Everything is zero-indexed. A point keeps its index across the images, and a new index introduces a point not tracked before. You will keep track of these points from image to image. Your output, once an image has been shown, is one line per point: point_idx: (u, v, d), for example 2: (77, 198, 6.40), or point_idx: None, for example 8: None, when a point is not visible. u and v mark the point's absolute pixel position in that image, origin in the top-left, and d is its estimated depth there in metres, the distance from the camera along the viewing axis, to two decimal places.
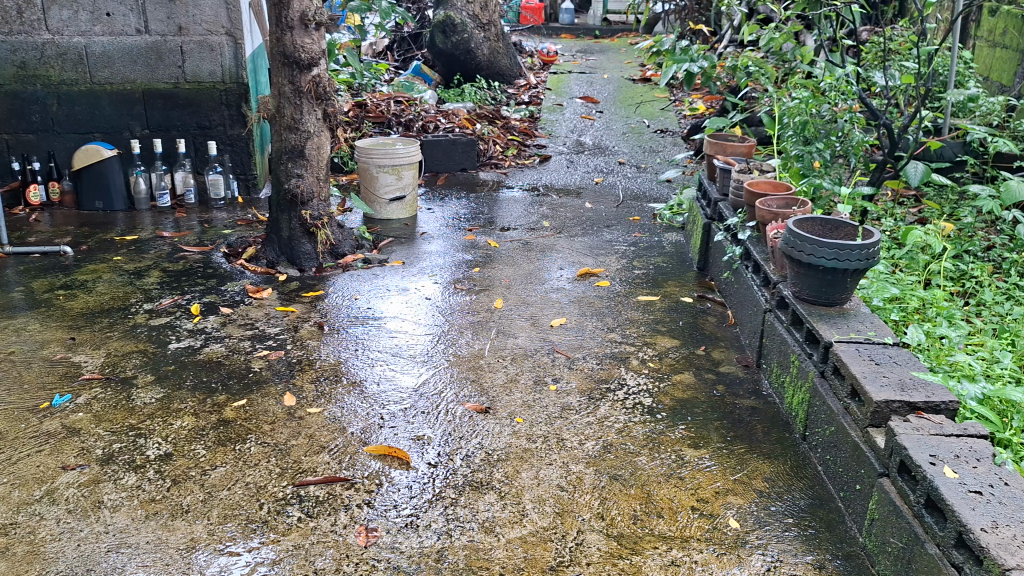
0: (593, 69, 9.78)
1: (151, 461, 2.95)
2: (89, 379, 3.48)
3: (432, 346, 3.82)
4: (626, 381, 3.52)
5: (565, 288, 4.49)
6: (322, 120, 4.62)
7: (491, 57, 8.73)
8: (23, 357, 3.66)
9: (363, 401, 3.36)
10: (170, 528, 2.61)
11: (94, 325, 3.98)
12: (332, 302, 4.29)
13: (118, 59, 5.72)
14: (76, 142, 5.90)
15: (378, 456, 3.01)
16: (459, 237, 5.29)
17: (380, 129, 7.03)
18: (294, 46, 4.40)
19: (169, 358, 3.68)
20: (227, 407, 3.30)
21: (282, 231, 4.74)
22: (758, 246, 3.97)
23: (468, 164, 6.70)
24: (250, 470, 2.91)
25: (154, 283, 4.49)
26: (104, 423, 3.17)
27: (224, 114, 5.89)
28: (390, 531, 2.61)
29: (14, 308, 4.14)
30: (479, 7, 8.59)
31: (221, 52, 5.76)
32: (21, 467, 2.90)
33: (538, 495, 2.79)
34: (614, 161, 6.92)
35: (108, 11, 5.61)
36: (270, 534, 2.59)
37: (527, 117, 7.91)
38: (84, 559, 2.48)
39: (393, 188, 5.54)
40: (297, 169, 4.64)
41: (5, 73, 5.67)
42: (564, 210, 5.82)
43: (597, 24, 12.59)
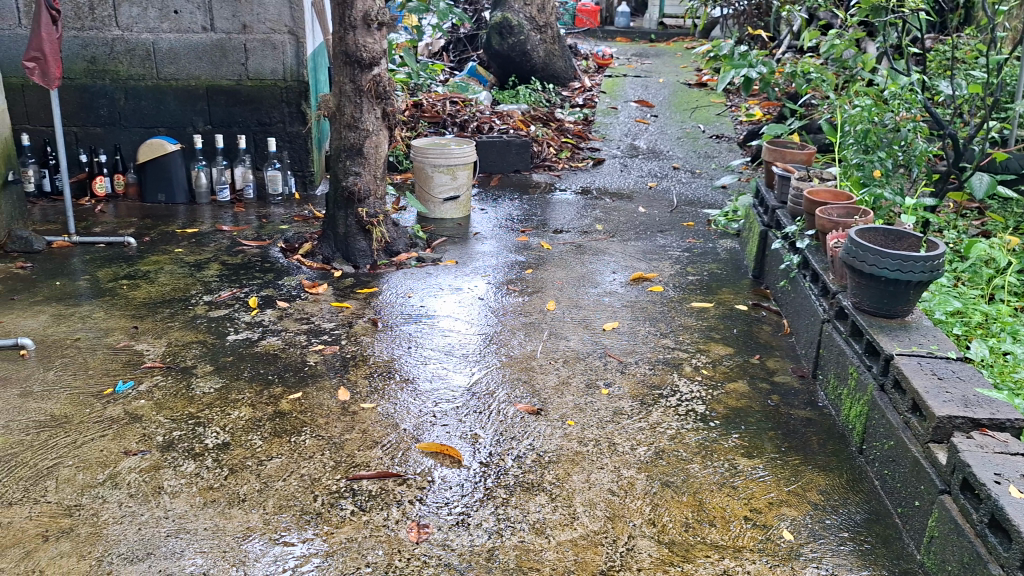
0: (648, 73, 9.72)
1: (209, 449, 3.01)
2: (151, 367, 3.57)
3: (484, 346, 3.84)
4: (678, 388, 3.50)
5: (618, 292, 4.47)
6: (381, 119, 4.68)
7: (547, 59, 8.75)
8: (88, 343, 3.76)
9: (415, 398, 3.39)
10: (227, 516, 2.66)
11: (156, 314, 4.08)
12: (385, 300, 4.33)
13: (183, 55, 5.85)
14: (141, 136, 6.05)
15: (430, 453, 3.03)
16: (512, 238, 5.31)
17: (436, 129, 7.09)
18: (355, 45, 4.46)
19: (227, 349, 3.75)
20: (283, 399, 3.35)
21: (339, 228, 4.81)
22: (816, 255, 3.91)
23: (522, 165, 6.72)
24: (305, 462, 2.95)
25: (213, 275, 4.58)
26: (165, 411, 3.24)
27: (284, 111, 5.98)
28: (441, 529, 2.63)
29: (80, 296, 4.26)
30: (536, 9, 8.60)
31: (283, 50, 5.85)
32: (86, 451, 2.98)
33: (589, 498, 2.78)
34: (669, 166, 6.88)
35: (176, 9, 5.74)
36: (324, 526, 2.63)
37: (581, 119, 7.90)
38: (144, 543, 2.54)
39: (449, 188, 5.58)
40: (355, 167, 4.70)
41: (76, 67, 5.84)
42: (617, 214, 5.80)
43: (653, 27, 12.52)
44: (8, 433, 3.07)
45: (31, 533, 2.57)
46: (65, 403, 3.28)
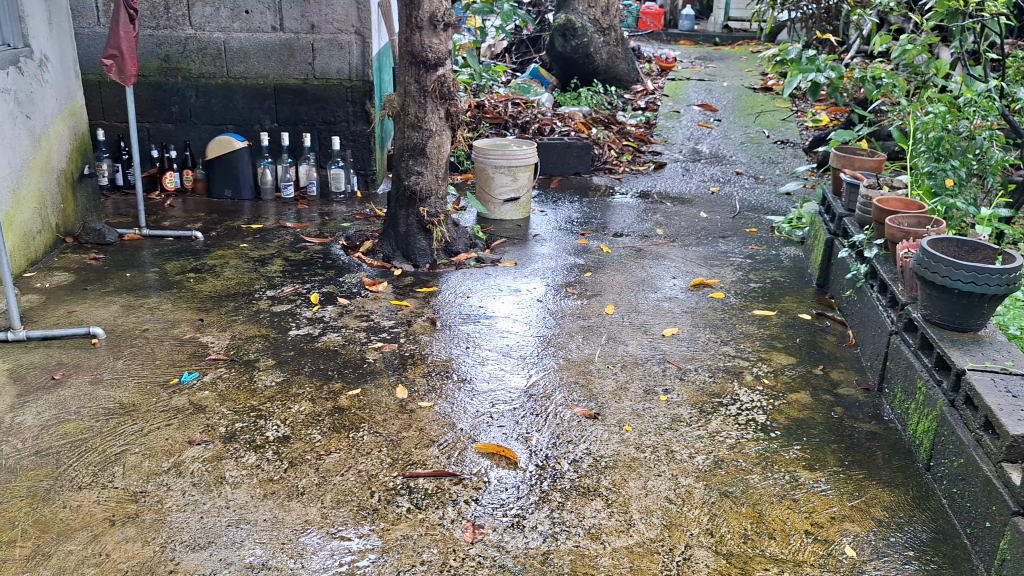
0: (712, 77, 9.61)
1: (270, 442, 3.06)
2: (215, 359, 3.64)
3: (541, 349, 3.82)
4: (739, 397, 3.44)
5: (678, 297, 4.42)
6: (444, 120, 4.70)
7: (610, 62, 8.70)
8: (156, 334, 3.85)
9: (472, 398, 3.39)
10: (286, 508, 2.70)
11: (221, 308, 4.16)
12: (444, 299, 4.35)
13: (253, 54, 5.97)
14: (210, 133, 6.18)
15: (486, 453, 3.03)
16: (571, 241, 5.29)
17: (497, 130, 7.12)
18: (421, 46, 4.49)
19: (289, 344, 3.81)
20: (342, 395, 3.39)
21: (400, 226, 4.85)
22: (885, 265, 3.81)
23: (582, 168, 6.69)
24: (362, 458, 2.98)
25: (276, 271, 4.66)
26: (228, 402, 3.31)
27: (348, 110, 6.06)
28: (496, 530, 2.63)
29: (148, 288, 4.37)
30: (600, 11, 8.57)
31: (349, 50, 5.92)
32: (151, 439, 3.06)
33: (645, 506, 2.75)
34: (732, 171, 6.79)
35: (247, 9, 5.86)
36: (381, 523, 2.64)
37: (643, 122, 7.85)
38: (206, 531, 2.59)
39: (509, 189, 5.58)
40: (417, 166, 4.73)
41: (151, 65, 6.00)
42: (678, 218, 5.74)
43: (718, 30, 12.38)
44: (79, 419, 3.16)
45: (98, 517, 2.64)
46: (134, 392, 3.37)
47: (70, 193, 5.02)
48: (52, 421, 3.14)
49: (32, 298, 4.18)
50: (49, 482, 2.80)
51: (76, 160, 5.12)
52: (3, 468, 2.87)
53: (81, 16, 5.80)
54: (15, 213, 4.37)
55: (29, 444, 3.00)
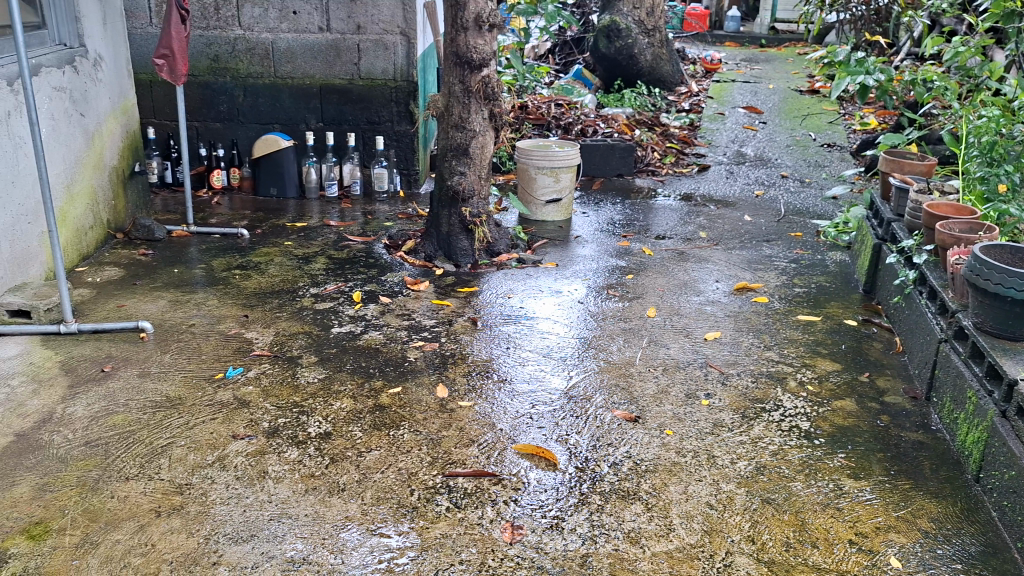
0: (758, 79, 9.50)
1: (312, 438, 3.09)
2: (259, 355, 3.69)
3: (582, 350, 3.81)
4: (782, 403, 3.40)
5: (721, 301, 4.38)
6: (488, 120, 4.71)
7: (655, 63, 8.63)
8: (202, 329, 3.92)
9: (512, 398, 3.40)
10: (327, 504, 2.73)
11: (266, 304, 4.21)
12: (485, 299, 4.36)
13: (300, 54, 6.04)
14: (257, 132, 6.27)
15: (526, 454, 3.03)
16: (613, 243, 5.27)
17: (540, 131, 7.13)
18: (466, 46, 4.50)
19: (332, 341, 3.85)
20: (383, 393, 3.41)
21: (442, 226, 4.87)
22: (935, 271, 3.74)
23: (625, 170, 6.66)
24: (402, 456, 3.00)
25: (320, 269, 4.71)
26: (272, 398, 3.35)
27: (393, 110, 6.10)
28: (535, 531, 2.63)
29: (195, 284, 4.44)
30: (645, 12, 8.54)
31: (394, 50, 5.96)
32: (197, 432, 3.11)
33: (686, 511, 2.73)
34: (777, 174, 6.70)
35: (295, 10, 5.93)
36: (420, 521, 2.66)
37: (687, 125, 7.79)
38: (249, 524, 2.62)
39: (551, 191, 5.58)
40: (460, 167, 4.75)
41: (200, 65, 6.10)
42: (721, 222, 5.68)
43: (765, 32, 12.25)
44: (128, 412, 3.22)
45: (145, 507, 2.69)
46: (180, 385, 3.43)
47: (121, 190, 5.13)
48: (101, 412, 3.21)
49: (84, 292, 4.28)
50: (97, 473, 2.86)
51: (127, 157, 5.22)
52: (54, 458, 2.93)
53: (134, 16, 5.92)
54: (68, 209, 4.47)
55: (79, 435, 3.07)
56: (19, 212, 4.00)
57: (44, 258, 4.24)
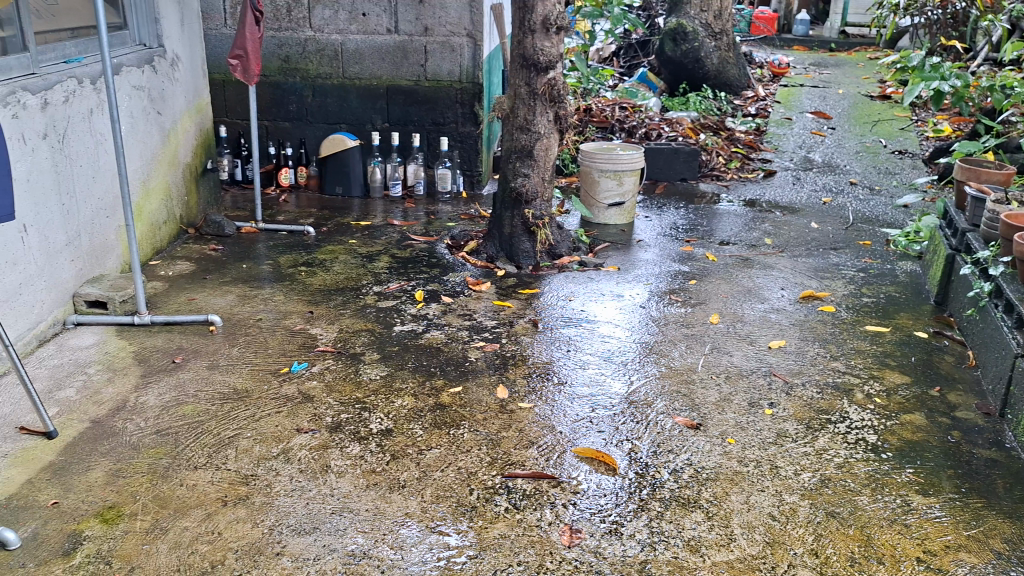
0: (827, 84, 9.32)
1: (374, 434, 3.13)
2: (323, 351, 3.75)
3: (643, 355, 3.79)
4: (848, 414, 3.33)
5: (786, 309, 4.31)
6: (553, 122, 4.72)
7: (721, 67, 8.53)
8: (268, 324, 4.00)
9: (572, 401, 3.39)
10: (388, 500, 2.76)
11: (330, 301, 4.28)
12: (547, 301, 4.36)
13: (368, 56, 6.12)
14: (325, 132, 6.37)
15: (585, 458, 3.02)
16: (676, 248, 5.22)
17: (603, 134, 7.11)
18: (534, 49, 4.51)
19: (394, 339, 3.89)
20: (443, 392, 3.44)
21: (504, 228, 4.89)
22: (1011, 284, 3.62)
23: (689, 174, 6.59)
24: (462, 455, 3.02)
25: (383, 267, 4.76)
26: (335, 393, 3.40)
27: (457, 111, 6.15)
28: (594, 535, 2.62)
29: (262, 279, 4.54)
30: (713, 16, 8.50)
31: (461, 52, 6.01)
32: (263, 425, 3.17)
33: (747, 521, 2.69)
34: (845, 181, 6.56)
35: (364, 12, 6.01)
36: (479, 521, 2.67)
37: (753, 129, 7.69)
38: (311, 517, 2.67)
39: (614, 194, 5.56)
40: (524, 168, 4.76)
41: (272, 65, 6.22)
42: (787, 228, 5.59)
43: (835, 36, 12.02)
44: (197, 402, 3.31)
45: (212, 496, 2.76)
46: (247, 378, 3.51)
47: (193, 186, 5.27)
48: (172, 402, 3.30)
49: (156, 285, 4.40)
50: (168, 461, 2.94)
51: (200, 155, 5.36)
52: (127, 445, 3.02)
53: (209, 18, 6.07)
54: (144, 204, 4.61)
55: (151, 423, 3.16)
56: (98, 206, 4.14)
57: (120, 251, 4.38)
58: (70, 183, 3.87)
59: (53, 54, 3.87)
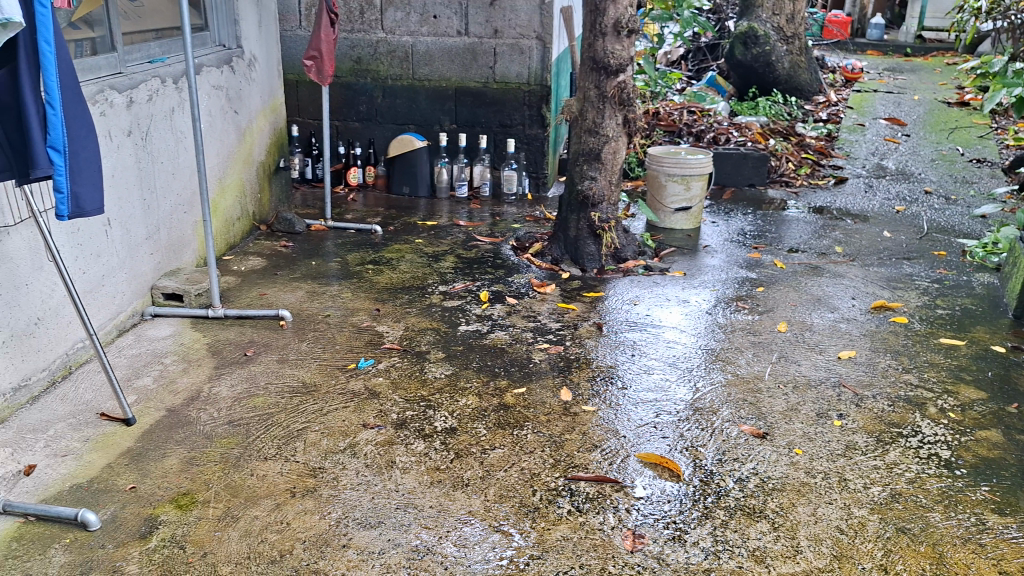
0: (902, 90, 9.11)
1: (438, 432, 3.17)
2: (390, 348, 3.81)
3: (708, 362, 3.76)
4: (921, 429, 3.25)
5: (857, 319, 4.23)
6: (622, 125, 4.70)
7: (792, 72, 8.40)
8: (336, 320, 4.08)
9: (636, 406, 3.38)
10: (451, 498, 2.79)
11: (396, 300, 4.34)
12: (611, 305, 4.35)
13: (438, 58, 6.18)
14: (393, 132, 6.46)
15: (648, 463, 3.01)
16: (743, 254, 5.16)
17: (671, 137, 7.07)
18: (604, 52, 4.51)
19: (458, 338, 3.93)
20: (508, 392, 3.46)
21: (570, 230, 4.89)
22: None
23: (757, 180, 6.50)
24: (526, 456, 3.03)
25: (449, 267, 4.81)
26: (401, 390, 3.45)
27: (525, 114, 6.18)
28: (657, 541, 2.61)
29: (330, 276, 4.62)
30: (785, 19, 8.40)
31: (530, 54, 6.04)
32: (330, 419, 3.24)
33: (814, 533, 2.65)
34: (920, 190, 6.40)
35: (435, 14, 6.08)
36: (542, 522, 2.68)
37: (824, 135, 7.55)
38: (377, 511, 2.71)
39: (681, 199, 5.51)
40: (591, 171, 4.75)
41: (344, 66, 6.33)
42: (859, 237, 5.47)
43: (911, 41, 11.75)
44: (267, 394, 3.39)
45: (281, 487, 2.82)
46: (315, 372, 3.58)
47: (266, 184, 5.39)
48: (243, 394, 3.39)
49: (230, 280, 4.52)
50: (239, 451, 3.02)
51: (273, 153, 5.48)
52: (200, 434, 3.11)
53: (285, 19, 6.21)
54: (220, 200, 4.74)
55: (224, 414, 3.25)
56: (177, 202, 4.27)
57: (196, 245, 4.51)
58: (152, 179, 4.00)
59: (139, 54, 4.01)
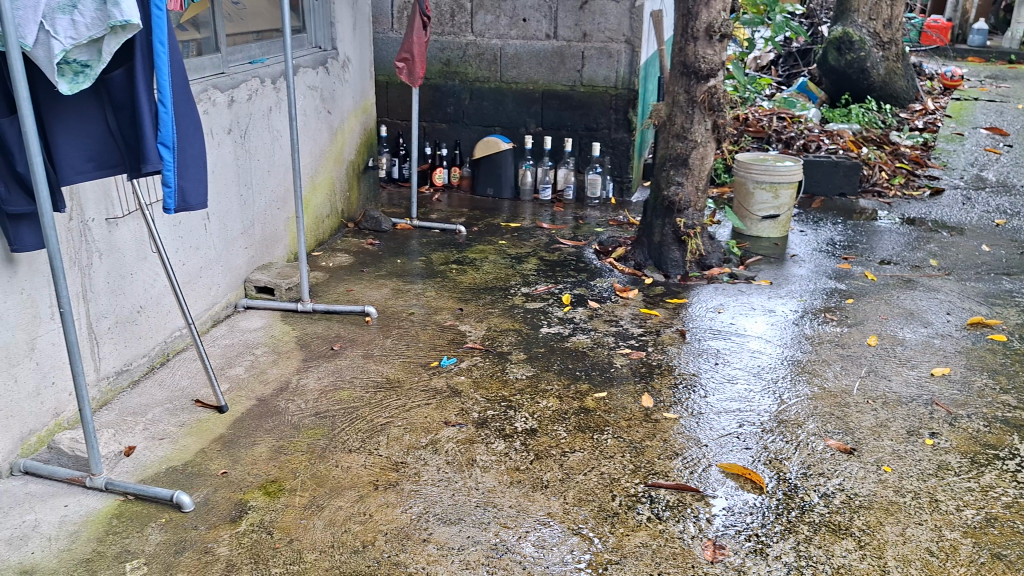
0: (1005, 98, 8.76)
1: (519, 432, 3.19)
2: (472, 348, 3.85)
3: (794, 373, 3.68)
4: (1019, 451, 3.12)
5: (952, 335, 4.08)
6: (711, 131, 4.64)
7: (887, 79, 8.16)
8: (420, 318, 4.14)
9: (718, 415, 3.33)
10: (531, 498, 2.80)
11: (479, 300, 4.38)
12: (695, 313, 4.31)
13: (526, 61, 6.21)
14: (479, 134, 6.52)
15: (731, 474, 2.97)
16: (832, 264, 5.04)
17: (759, 144, 6.96)
18: (695, 57, 4.47)
19: (540, 340, 3.95)
20: (588, 396, 3.46)
21: (654, 236, 4.86)
22: None
23: (848, 189, 6.33)
24: (606, 461, 3.02)
25: (531, 269, 4.84)
26: (482, 390, 3.49)
27: (611, 117, 6.17)
28: (738, 553, 2.57)
29: (414, 275, 4.70)
30: (882, 24, 8.17)
31: (618, 58, 6.02)
32: (413, 415, 3.29)
33: (903, 554, 2.57)
34: (1022, 203, 6.13)
35: (525, 17, 6.12)
36: (620, 528, 2.67)
37: (920, 144, 7.33)
38: (457, 508, 2.75)
39: (769, 207, 5.41)
40: (678, 177, 4.71)
41: (433, 68, 6.41)
42: (955, 250, 5.28)
43: (1016, 47, 11.30)
44: (352, 388, 3.47)
45: (364, 479, 2.89)
46: (399, 369, 3.65)
47: (355, 183, 5.52)
48: (330, 386, 3.48)
49: (318, 275, 4.64)
50: (325, 442, 3.10)
51: (362, 153, 5.60)
52: (288, 424, 3.21)
53: (378, 21, 6.34)
54: (311, 198, 4.87)
55: (311, 405, 3.34)
56: (271, 198, 4.40)
57: (287, 241, 4.65)
58: (249, 176, 4.14)
59: (241, 55, 4.16)
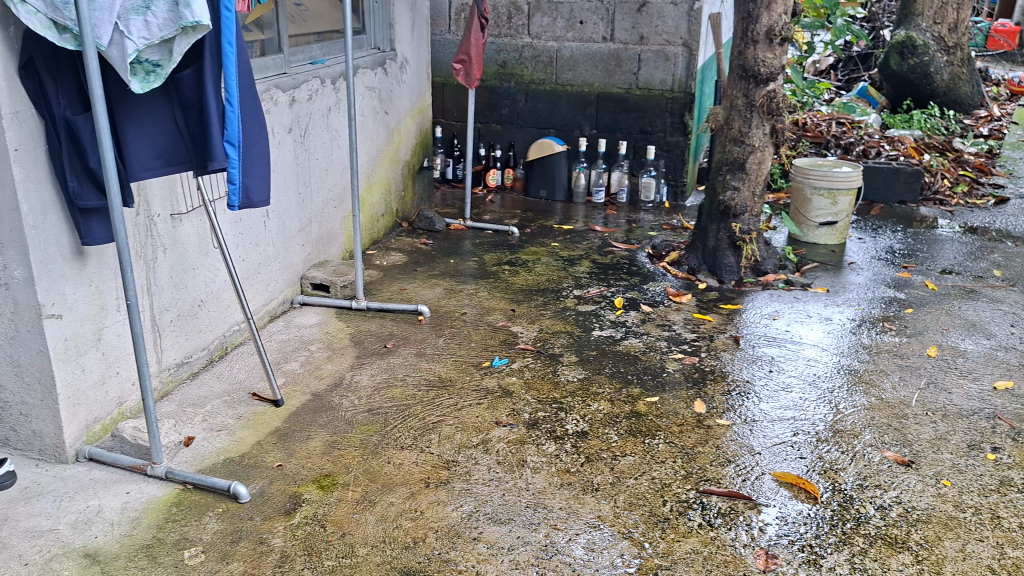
0: None
1: (569, 434, 3.19)
2: (523, 349, 3.86)
3: (850, 383, 3.62)
4: None
5: (1016, 347, 3.97)
6: (769, 135, 4.59)
7: (951, 84, 7.99)
8: (472, 318, 4.17)
9: (772, 423, 3.29)
10: (581, 501, 2.80)
11: (531, 301, 4.39)
12: (749, 319, 4.26)
13: (582, 63, 6.21)
14: (533, 135, 6.54)
15: (784, 483, 2.93)
16: (891, 273, 4.94)
17: (817, 149, 6.86)
18: (755, 60, 4.42)
19: (592, 343, 3.94)
20: (640, 400, 3.45)
21: (709, 240, 4.82)
22: None
23: (909, 196, 6.20)
24: (657, 465, 3.01)
25: (584, 272, 4.83)
26: (534, 391, 3.49)
27: (666, 120, 6.14)
28: (791, 563, 2.54)
29: (467, 275, 4.73)
30: (947, 28, 8.05)
31: (675, 61, 5.99)
32: (465, 414, 3.31)
33: (962, 570, 2.51)
34: None
35: (582, 20, 6.11)
36: (671, 533, 2.65)
37: (985, 151, 7.14)
38: (507, 508, 2.76)
39: (826, 213, 5.33)
40: (734, 181, 4.67)
41: (489, 69, 6.44)
42: (1020, 261, 5.14)
43: None
44: (404, 386, 3.51)
45: (416, 477, 2.91)
46: (451, 368, 3.67)
47: (410, 182, 5.57)
48: (382, 383, 3.52)
49: (372, 273, 4.70)
50: (377, 438, 3.14)
51: (418, 154, 5.65)
52: (342, 419, 3.25)
53: (436, 23, 6.39)
54: (367, 197, 4.93)
55: (363, 401, 3.39)
56: (328, 197, 4.47)
57: (343, 239, 4.71)
58: (307, 174, 4.20)
59: (303, 56, 4.23)
